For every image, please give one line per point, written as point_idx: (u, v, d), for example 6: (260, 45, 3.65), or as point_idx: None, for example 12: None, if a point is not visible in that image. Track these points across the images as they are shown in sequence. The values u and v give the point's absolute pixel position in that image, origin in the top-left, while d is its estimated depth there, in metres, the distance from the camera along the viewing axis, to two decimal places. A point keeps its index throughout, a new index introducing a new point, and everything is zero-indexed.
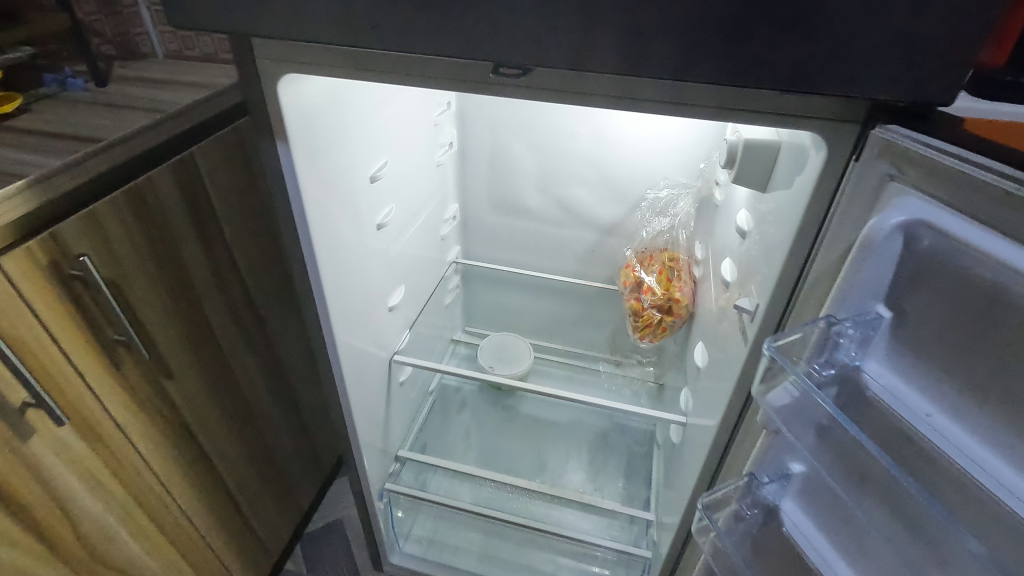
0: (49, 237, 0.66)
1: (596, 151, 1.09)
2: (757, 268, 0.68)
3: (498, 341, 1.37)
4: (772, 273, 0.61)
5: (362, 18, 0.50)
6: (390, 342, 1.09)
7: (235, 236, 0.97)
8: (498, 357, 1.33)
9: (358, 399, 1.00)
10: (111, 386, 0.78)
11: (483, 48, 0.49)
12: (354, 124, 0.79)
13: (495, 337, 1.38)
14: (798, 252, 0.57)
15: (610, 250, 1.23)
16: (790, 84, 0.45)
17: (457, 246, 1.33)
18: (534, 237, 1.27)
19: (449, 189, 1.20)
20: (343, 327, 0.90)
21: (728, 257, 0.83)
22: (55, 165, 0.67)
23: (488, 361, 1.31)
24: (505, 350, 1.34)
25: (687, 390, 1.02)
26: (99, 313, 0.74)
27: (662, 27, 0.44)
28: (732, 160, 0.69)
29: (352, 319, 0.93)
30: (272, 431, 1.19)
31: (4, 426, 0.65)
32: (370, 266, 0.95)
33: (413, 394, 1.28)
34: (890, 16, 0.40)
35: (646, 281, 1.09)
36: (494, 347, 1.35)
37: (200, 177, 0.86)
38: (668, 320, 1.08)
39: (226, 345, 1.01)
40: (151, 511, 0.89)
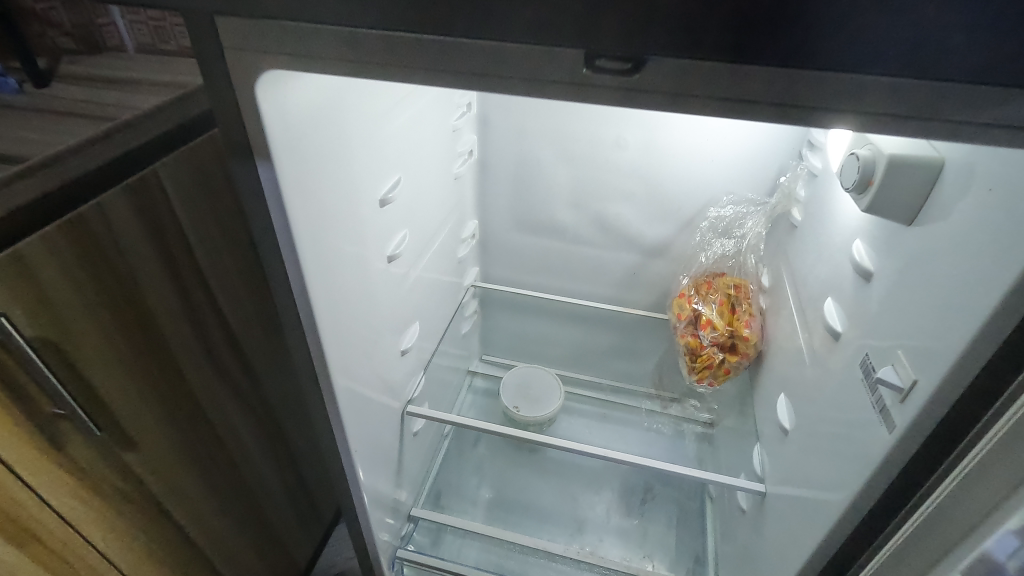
0: None
1: (644, 162, 0.92)
2: (902, 330, 0.51)
3: (523, 376, 1.20)
4: (943, 346, 0.44)
5: None
6: (401, 389, 0.92)
7: (214, 272, 0.80)
8: (523, 395, 1.16)
9: (365, 463, 0.84)
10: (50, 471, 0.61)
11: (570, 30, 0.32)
12: (358, 135, 0.62)
13: (518, 370, 1.21)
14: (1002, 324, 0.39)
15: (654, 274, 1.06)
16: None
17: (474, 268, 1.16)
18: (565, 259, 1.10)
19: (467, 204, 1.03)
20: (349, 385, 0.73)
21: (832, 301, 0.67)
22: None
23: (512, 401, 1.14)
24: (531, 386, 1.17)
25: (760, 447, 0.85)
26: (30, 385, 0.57)
27: None
28: (868, 179, 0.52)
29: (358, 374, 0.76)
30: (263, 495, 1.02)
31: None
32: (377, 307, 0.77)
33: (427, 441, 1.11)
34: None
35: (703, 311, 0.93)
36: (518, 383, 1.18)
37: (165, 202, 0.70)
38: (732, 362, 0.91)
39: (207, 402, 0.84)
40: None
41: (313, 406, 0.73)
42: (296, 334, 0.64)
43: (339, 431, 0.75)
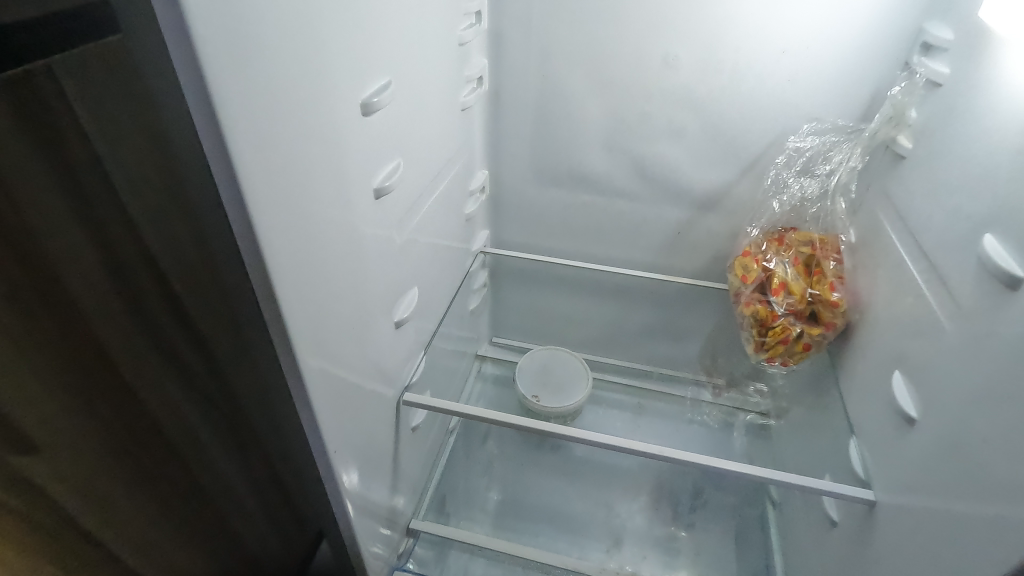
0: None
1: (700, 83, 0.74)
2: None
3: (543, 361, 1.01)
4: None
5: None
6: (396, 373, 0.74)
7: (202, 273, 0.39)
8: (543, 383, 0.98)
9: (351, 468, 0.65)
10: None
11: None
12: (333, 1, 0.43)
13: (537, 353, 1.02)
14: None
15: (702, 233, 0.87)
16: None
17: (484, 230, 0.96)
18: (595, 215, 0.91)
19: (475, 148, 0.84)
20: (328, 364, 0.54)
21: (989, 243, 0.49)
22: None
23: (530, 389, 0.96)
24: (552, 373, 0.99)
25: (858, 441, 0.66)
26: None
27: None
28: None
29: (339, 351, 0.57)
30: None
31: None
32: (365, 260, 0.58)
33: (430, 437, 0.92)
34: None
35: (774, 270, 0.74)
36: (536, 368, 1.00)
37: (17, 94, 0.27)
38: (813, 335, 0.72)
39: (264, 463, 0.58)
40: None
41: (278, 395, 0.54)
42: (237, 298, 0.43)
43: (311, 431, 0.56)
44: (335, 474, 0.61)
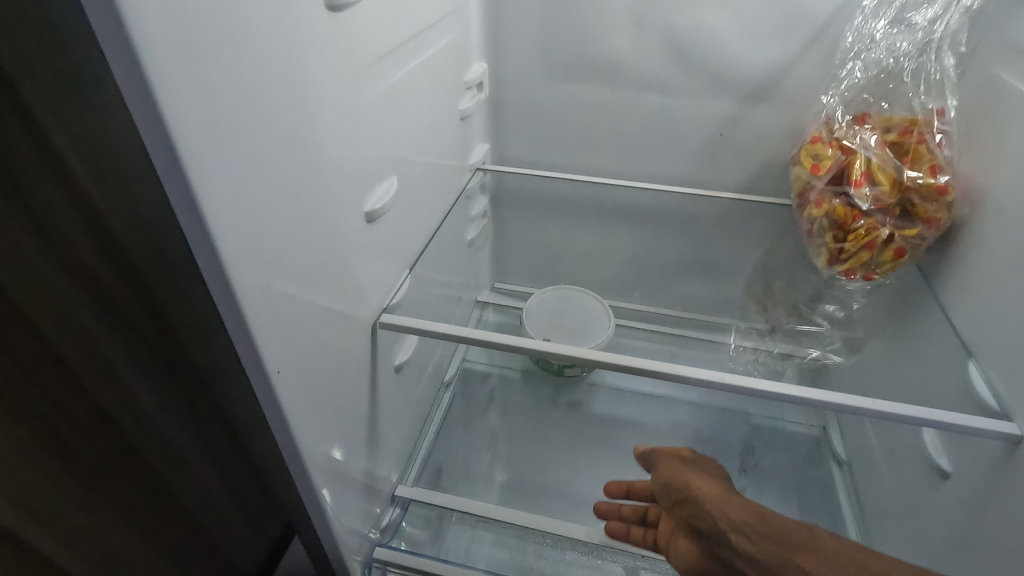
0: None
1: None
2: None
3: (557, 301, 0.86)
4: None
5: None
6: (376, 285, 0.57)
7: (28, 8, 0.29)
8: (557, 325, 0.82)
9: (310, 402, 0.49)
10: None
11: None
12: None
13: (549, 293, 0.87)
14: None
15: (752, 130, 0.71)
16: None
17: (484, 143, 0.80)
18: (621, 116, 0.75)
19: (471, 24, 0.68)
20: (261, 228, 0.37)
21: None
22: None
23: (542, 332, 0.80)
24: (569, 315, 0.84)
25: (981, 367, 0.49)
26: None
27: None
28: None
29: (285, 216, 0.41)
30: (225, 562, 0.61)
31: None
32: (319, 97, 0.42)
33: (421, 387, 0.75)
34: None
35: (855, 156, 0.57)
36: (550, 308, 0.84)
37: None
38: (906, 237, 0.55)
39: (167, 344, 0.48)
40: None
41: (192, 271, 0.38)
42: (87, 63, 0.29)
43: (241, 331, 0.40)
44: (283, 406, 0.45)
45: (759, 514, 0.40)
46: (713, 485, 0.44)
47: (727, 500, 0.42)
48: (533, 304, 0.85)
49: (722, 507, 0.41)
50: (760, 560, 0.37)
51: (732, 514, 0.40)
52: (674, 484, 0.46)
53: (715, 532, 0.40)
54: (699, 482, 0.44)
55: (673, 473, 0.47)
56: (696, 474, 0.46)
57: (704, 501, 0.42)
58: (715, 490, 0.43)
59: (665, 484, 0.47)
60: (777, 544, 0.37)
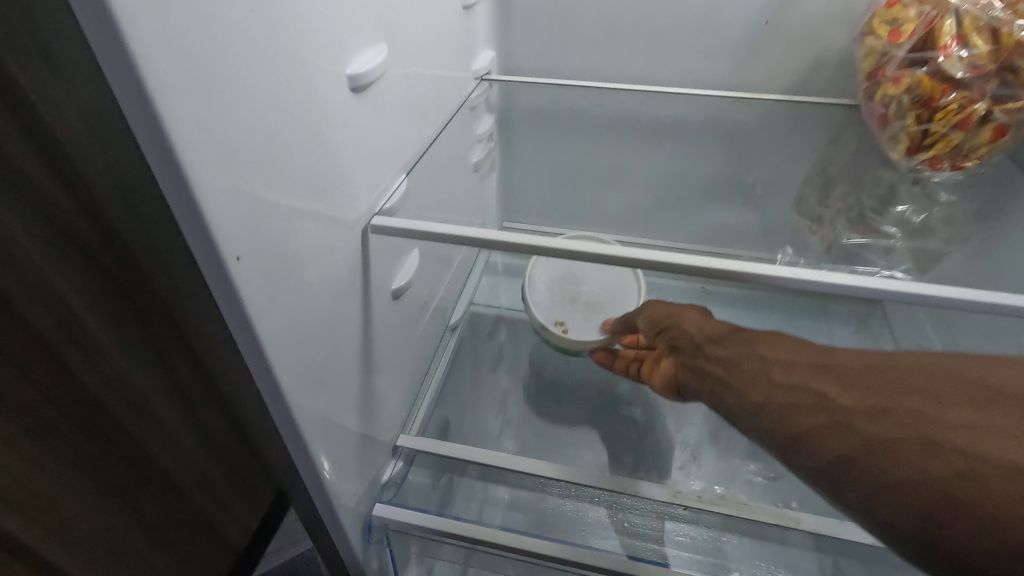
0: None
1: None
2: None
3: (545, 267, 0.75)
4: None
5: None
6: (364, 180, 0.46)
7: None
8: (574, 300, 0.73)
9: (290, 316, 0.39)
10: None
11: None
12: None
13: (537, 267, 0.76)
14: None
15: (802, 14, 0.61)
16: None
17: (488, 49, 0.70)
18: (645, 8, 0.65)
19: None
20: (204, 56, 0.28)
21: None
22: None
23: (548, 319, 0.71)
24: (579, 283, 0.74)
25: None
26: None
27: None
28: None
29: (239, 42, 0.30)
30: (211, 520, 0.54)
31: None
32: None
33: (421, 327, 0.66)
34: None
35: (947, 23, 0.46)
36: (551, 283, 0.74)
37: None
38: (1009, 110, 0.46)
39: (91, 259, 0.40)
40: None
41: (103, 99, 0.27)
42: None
43: (171, 179, 0.28)
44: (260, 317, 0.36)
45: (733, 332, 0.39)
46: (695, 312, 0.44)
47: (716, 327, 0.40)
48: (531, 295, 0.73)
49: (701, 329, 0.42)
50: (727, 361, 0.37)
51: (705, 331, 0.41)
52: (659, 317, 0.46)
53: (689, 349, 0.41)
54: (683, 312, 0.44)
55: (657, 309, 0.47)
56: (684, 307, 0.46)
57: (685, 325, 0.43)
58: (698, 316, 0.44)
59: (660, 315, 0.46)
60: (749, 347, 0.37)
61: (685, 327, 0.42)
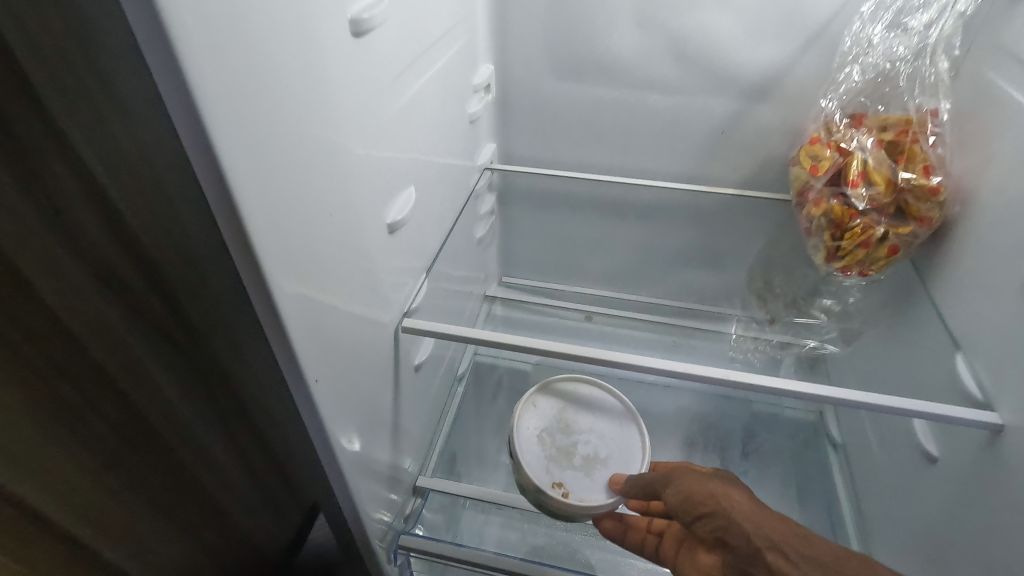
0: None
1: None
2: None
3: (532, 406, 0.59)
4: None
5: None
6: (394, 290, 0.59)
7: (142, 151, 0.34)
8: (571, 457, 0.55)
9: (344, 408, 0.52)
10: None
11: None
12: None
13: (522, 410, 0.58)
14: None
15: (753, 128, 0.73)
16: None
17: (491, 142, 0.82)
18: (623, 115, 0.77)
19: (478, 25, 0.68)
20: (304, 260, 0.40)
21: None
22: None
23: (544, 478, 0.53)
24: (573, 430, 0.58)
25: (968, 358, 0.53)
26: None
27: None
28: None
29: (323, 238, 0.43)
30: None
31: None
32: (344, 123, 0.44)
33: (435, 383, 0.78)
34: None
35: (852, 166, 0.59)
36: (540, 434, 0.57)
37: None
38: (900, 234, 0.58)
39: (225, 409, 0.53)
40: None
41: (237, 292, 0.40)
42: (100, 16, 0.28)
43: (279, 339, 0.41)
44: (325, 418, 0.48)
45: (720, 486, 0.43)
46: (743, 498, 0.42)
47: (704, 484, 0.43)
48: (520, 445, 0.55)
49: (757, 524, 0.39)
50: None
51: (766, 530, 0.39)
52: (699, 498, 0.43)
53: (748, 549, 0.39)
54: (732, 497, 0.42)
55: (694, 485, 0.44)
56: (733, 491, 0.43)
57: (732, 510, 0.41)
58: (738, 496, 0.42)
59: (696, 496, 0.43)
60: (773, 521, 0.40)
61: (678, 484, 0.45)
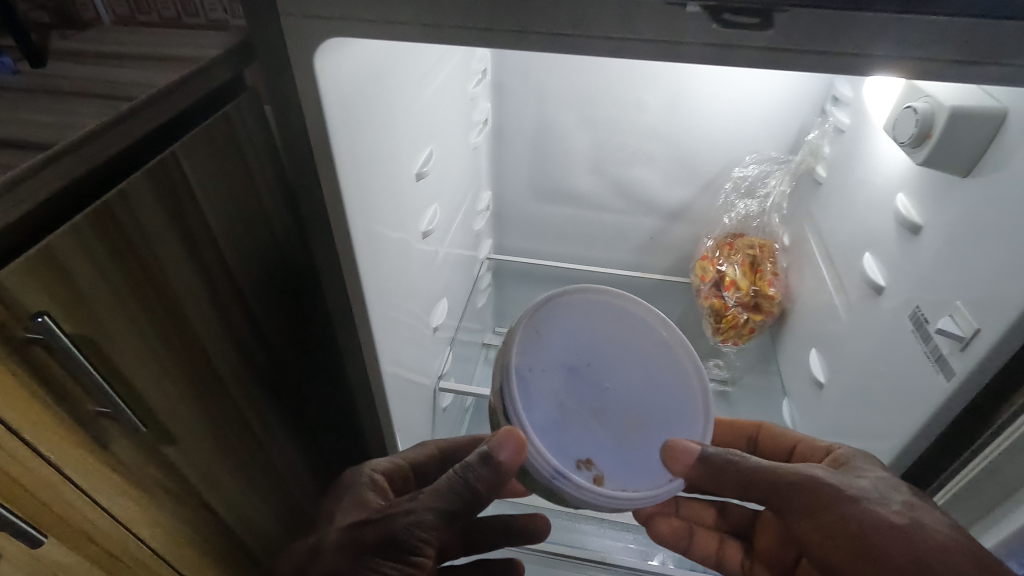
0: (96, 269, 0.53)
1: (667, 124, 0.91)
2: (966, 255, 0.51)
3: (541, 341, 0.52)
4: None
5: None
6: (434, 363, 0.90)
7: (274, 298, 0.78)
8: (601, 420, 0.51)
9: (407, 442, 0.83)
10: (89, 463, 0.57)
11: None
12: (404, 119, 0.62)
13: (521, 341, 0.51)
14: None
15: (672, 236, 1.06)
16: None
17: (489, 239, 1.12)
18: (583, 226, 1.08)
19: (483, 176, 1.00)
20: (395, 361, 0.74)
21: (874, 264, 0.67)
22: (84, 153, 0.50)
23: (571, 458, 0.49)
24: (594, 377, 0.52)
25: (790, 402, 0.87)
26: (162, 361, 0.63)
27: None
28: (907, 211, 0.61)
29: (401, 348, 0.76)
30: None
31: (25, 470, 0.51)
32: (414, 280, 0.75)
33: (452, 415, 1.09)
34: None
35: (727, 275, 0.93)
36: (551, 377, 0.51)
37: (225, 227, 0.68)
38: (756, 320, 0.92)
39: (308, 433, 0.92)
40: None
41: (362, 379, 0.73)
42: (326, 249, 0.60)
43: (385, 402, 0.74)
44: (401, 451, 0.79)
45: (897, 520, 0.50)
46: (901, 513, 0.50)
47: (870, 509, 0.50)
48: (524, 398, 0.49)
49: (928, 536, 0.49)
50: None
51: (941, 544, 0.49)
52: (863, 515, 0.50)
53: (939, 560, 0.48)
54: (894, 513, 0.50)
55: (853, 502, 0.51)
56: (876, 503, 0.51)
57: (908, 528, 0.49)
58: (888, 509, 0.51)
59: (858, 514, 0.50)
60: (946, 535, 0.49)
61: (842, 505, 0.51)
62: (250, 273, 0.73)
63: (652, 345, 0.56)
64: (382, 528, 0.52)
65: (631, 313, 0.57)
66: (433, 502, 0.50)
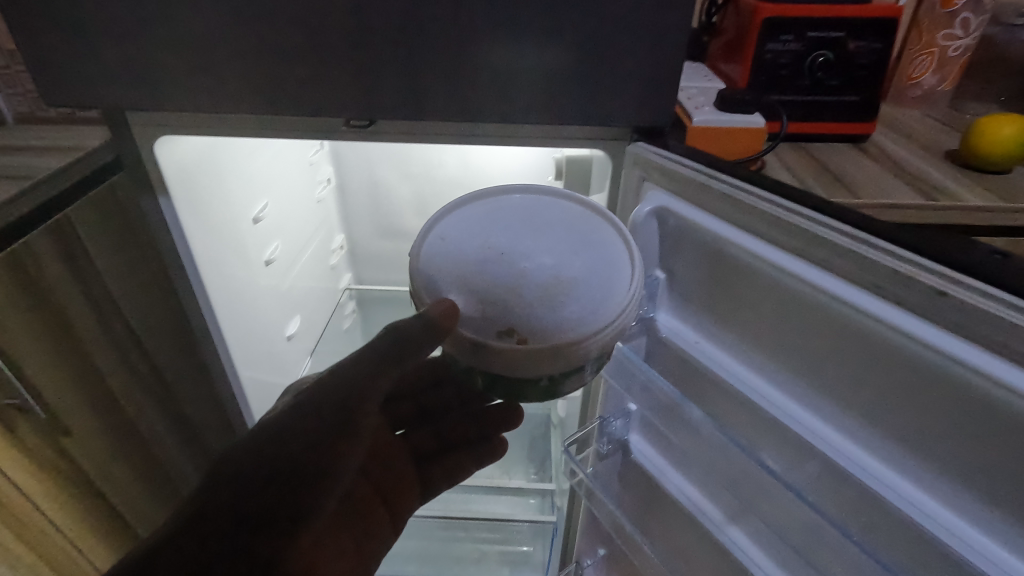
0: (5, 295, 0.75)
1: (462, 175, 1.23)
2: None
3: (449, 239, 0.60)
4: None
5: (242, 102, 0.63)
6: (293, 366, 1.16)
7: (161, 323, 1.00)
8: (520, 292, 0.55)
9: None
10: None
11: (327, 97, 0.63)
12: (237, 181, 0.89)
13: (427, 244, 0.59)
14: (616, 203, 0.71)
15: None
16: (585, 118, 0.62)
17: (347, 272, 1.40)
18: None
19: (333, 221, 1.28)
20: (248, 360, 0.99)
21: None
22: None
23: (494, 325, 0.53)
24: (507, 259, 0.57)
25: None
26: (59, 366, 0.84)
27: (489, 94, 0.61)
28: None
29: (254, 348, 1.01)
30: (375, 499, 0.77)
31: None
32: (263, 298, 1.01)
33: None
34: (628, 82, 0.59)
35: None
36: (465, 265, 0.57)
37: (114, 266, 0.90)
38: None
39: (191, 434, 1.12)
40: (55, 562, 0.88)
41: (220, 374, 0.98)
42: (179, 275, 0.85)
43: (239, 387, 1.00)
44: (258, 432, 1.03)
45: None
46: None
47: None
48: (437, 283, 0.56)
49: None
50: None
51: None
52: None
53: None
54: None
55: None
56: None
57: None
58: None
59: None
60: None
61: None
62: (138, 302, 0.95)
63: (565, 224, 0.61)
64: (317, 397, 0.55)
65: (542, 203, 0.64)
66: (363, 361, 0.56)
